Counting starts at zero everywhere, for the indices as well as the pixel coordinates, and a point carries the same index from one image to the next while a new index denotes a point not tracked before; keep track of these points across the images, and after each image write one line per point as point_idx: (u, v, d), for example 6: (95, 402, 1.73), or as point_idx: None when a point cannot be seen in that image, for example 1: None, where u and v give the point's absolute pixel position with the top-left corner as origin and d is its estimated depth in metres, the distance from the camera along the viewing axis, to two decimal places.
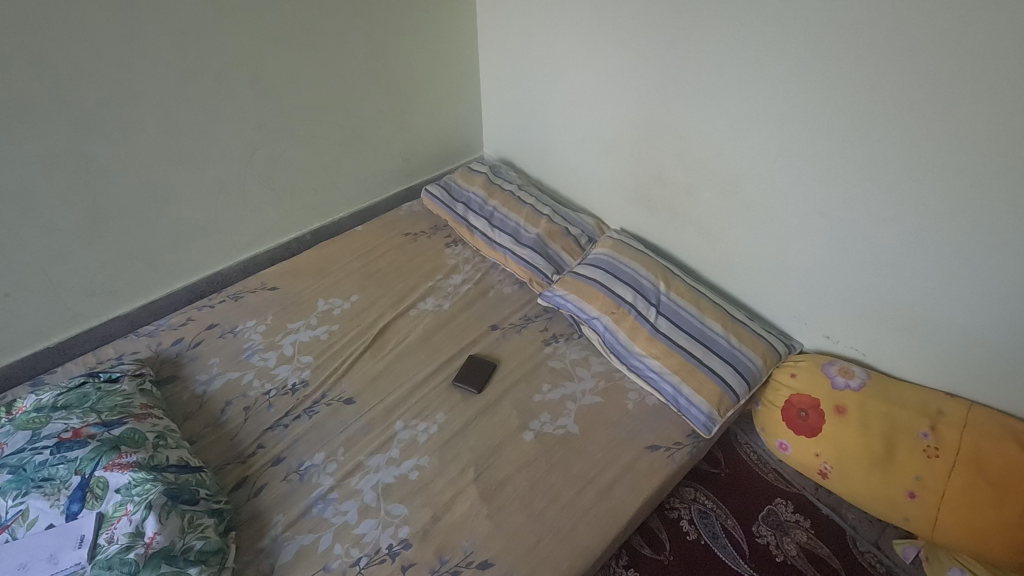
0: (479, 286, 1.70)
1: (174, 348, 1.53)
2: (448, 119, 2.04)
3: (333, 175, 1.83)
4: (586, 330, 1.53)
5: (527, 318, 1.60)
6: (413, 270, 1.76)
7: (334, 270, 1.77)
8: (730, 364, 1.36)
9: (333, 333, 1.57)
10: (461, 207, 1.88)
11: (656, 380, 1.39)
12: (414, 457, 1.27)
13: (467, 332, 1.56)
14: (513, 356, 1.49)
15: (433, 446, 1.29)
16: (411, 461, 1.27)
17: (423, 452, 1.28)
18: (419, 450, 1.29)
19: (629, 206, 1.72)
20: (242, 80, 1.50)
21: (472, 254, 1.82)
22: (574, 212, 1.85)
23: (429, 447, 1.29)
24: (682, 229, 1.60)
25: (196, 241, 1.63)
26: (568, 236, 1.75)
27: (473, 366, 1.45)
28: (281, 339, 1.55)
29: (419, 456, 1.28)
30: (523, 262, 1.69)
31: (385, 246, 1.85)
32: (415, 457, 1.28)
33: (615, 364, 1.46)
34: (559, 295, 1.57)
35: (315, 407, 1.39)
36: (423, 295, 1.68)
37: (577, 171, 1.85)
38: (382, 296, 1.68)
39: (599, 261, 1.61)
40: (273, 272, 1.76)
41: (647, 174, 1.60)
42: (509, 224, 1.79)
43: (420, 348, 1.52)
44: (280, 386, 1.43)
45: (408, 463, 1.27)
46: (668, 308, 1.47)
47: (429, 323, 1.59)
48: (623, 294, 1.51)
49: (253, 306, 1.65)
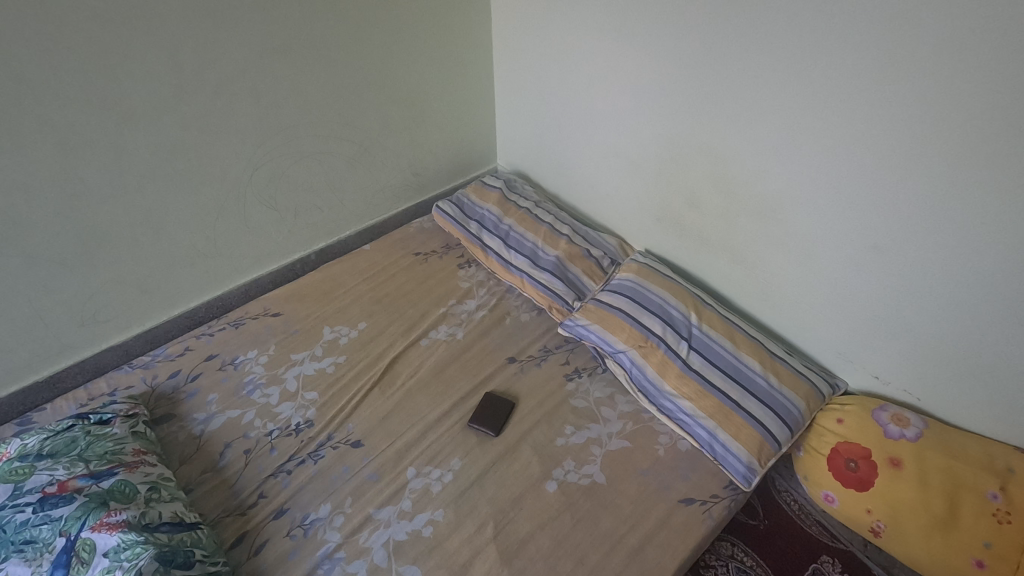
0: (495, 313, 1.59)
1: (171, 382, 1.43)
2: (461, 129, 1.92)
3: (339, 192, 1.72)
4: (610, 364, 1.42)
5: (546, 350, 1.49)
6: (424, 295, 1.66)
7: (340, 294, 1.66)
8: (770, 408, 1.25)
9: (339, 366, 1.47)
10: (475, 225, 1.78)
11: (689, 423, 1.28)
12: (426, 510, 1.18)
13: (483, 365, 1.45)
14: (533, 393, 1.39)
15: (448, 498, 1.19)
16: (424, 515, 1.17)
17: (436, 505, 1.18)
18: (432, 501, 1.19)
19: (655, 227, 1.61)
20: (241, 96, 1.39)
21: (487, 276, 1.71)
22: (595, 231, 1.74)
23: (443, 499, 1.19)
24: (713, 254, 1.49)
25: (194, 265, 1.53)
26: (590, 259, 1.64)
27: (491, 406, 1.34)
28: (284, 372, 1.45)
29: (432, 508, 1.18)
30: (541, 287, 1.58)
31: (394, 267, 1.75)
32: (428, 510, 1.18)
33: (643, 403, 1.35)
34: (581, 326, 1.46)
35: (320, 450, 1.29)
36: (435, 322, 1.57)
37: (597, 188, 1.73)
38: (391, 324, 1.57)
39: (624, 288, 1.50)
40: (275, 297, 1.66)
41: (675, 194, 1.49)
42: (526, 245, 1.68)
43: (433, 384, 1.42)
44: (283, 425, 1.34)
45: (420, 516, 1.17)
46: (700, 343, 1.36)
47: (442, 355, 1.48)
48: (651, 326, 1.40)
49: (255, 335, 1.55)
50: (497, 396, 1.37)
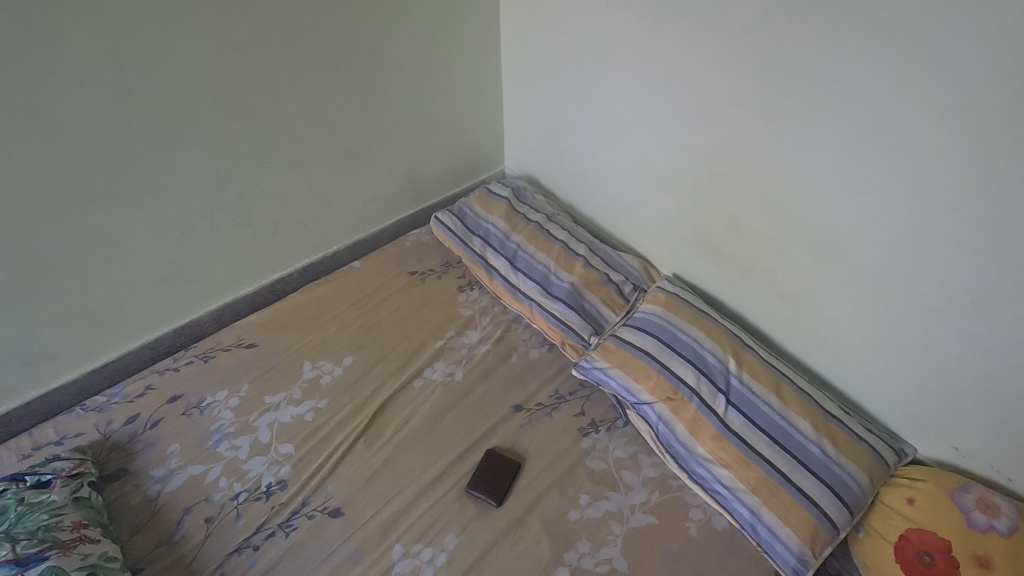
0: (499, 348, 1.39)
1: (127, 429, 1.25)
2: (465, 130, 1.70)
3: (324, 204, 1.51)
4: (632, 417, 1.22)
5: (558, 395, 1.29)
6: (419, 324, 1.46)
7: (324, 322, 1.47)
8: (826, 483, 1.05)
9: (320, 413, 1.28)
10: (478, 242, 1.57)
11: (728, 497, 1.08)
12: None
13: (485, 414, 1.25)
14: (543, 452, 1.19)
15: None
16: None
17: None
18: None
19: (686, 250, 1.40)
20: (204, 100, 1.18)
21: (491, 302, 1.51)
22: (616, 251, 1.53)
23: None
24: (755, 287, 1.28)
25: (156, 292, 1.33)
26: (609, 286, 1.43)
27: (493, 469, 1.15)
28: (257, 419, 1.27)
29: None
30: (554, 320, 1.38)
31: (386, 290, 1.55)
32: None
33: (671, 467, 1.15)
34: (599, 369, 1.26)
35: (293, 520, 1.11)
36: (432, 359, 1.37)
37: (619, 202, 1.52)
38: (381, 360, 1.38)
39: (649, 325, 1.29)
40: (251, 324, 1.47)
41: (713, 217, 1.28)
42: (536, 267, 1.47)
43: (427, 437, 1.22)
44: (252, 487, 1.16)
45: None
46: (740, 398, 1.15)
47: (439, 401, 1.28)
48: (681, 374, 1.20)
49: (227, 371, 1.36)
50: (500, 455, 1.17)
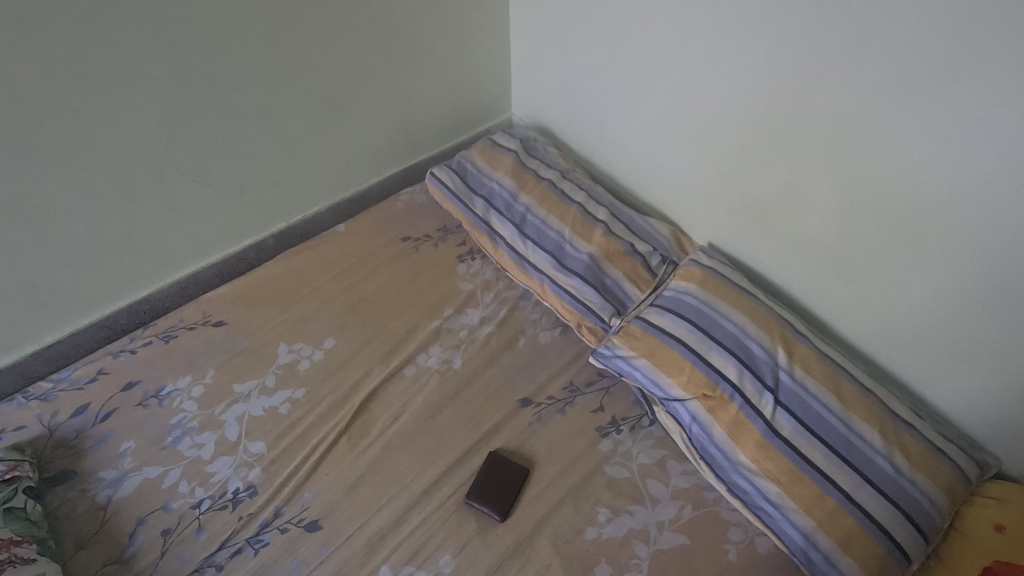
0: (505, 330, 1.20)
1: (75, 422, 1.08)
2: (466, 72, 1.46)
3: (301, 158, 1.30)
4: (661, 415, 1.05)
5: (573, 387, 1.11)
6: (412, 301, 1.27)
7: (304, 297, 1.28)
8: (898, 505, 0.87)
9: (297, 405, 1.11)
10: (481, 203, 1.36)
11: (775, 517, 0.91)
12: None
13: (487, 410, 1.08)
14: (555, 456, 1.02)
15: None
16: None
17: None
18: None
19: (727, 218, 1.19)
20: (138, 29, 0.96)
21: (495, 275, 1.31)
22: (642, 216, 1.31)
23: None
24: (811, 263, 1.08)
25: (103, 263, 1.14)
26: (634, 259, 1.22)
27: (497, 477, 0.98)
28: (224, 412, 1.10)
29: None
30: (569, 297, 1.18)
31: (374, 261, 1.35)
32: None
33: (707, 477, 0.98)
34: (622, 358, 1.08)
35: (264, 534, 0.95)
36: (426, 341, 1.19)
37: (647, 159, 1.30)
38: (368, 342, 1.20)
39: (682, 307, 1.10)
40: (219, 299, 1.28)
41: (766, 178, 1.07)
42: (548, 234, 1.26)
43: (420, 437, 1.05)
44: (216, 493, 1.00)
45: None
46: (792, 398, 0.97)
47: (434, 393, 1.11)
48: (722, 367, 1.01)
49: (191, 355, 1.18)
50: (506, 459, 1.00)
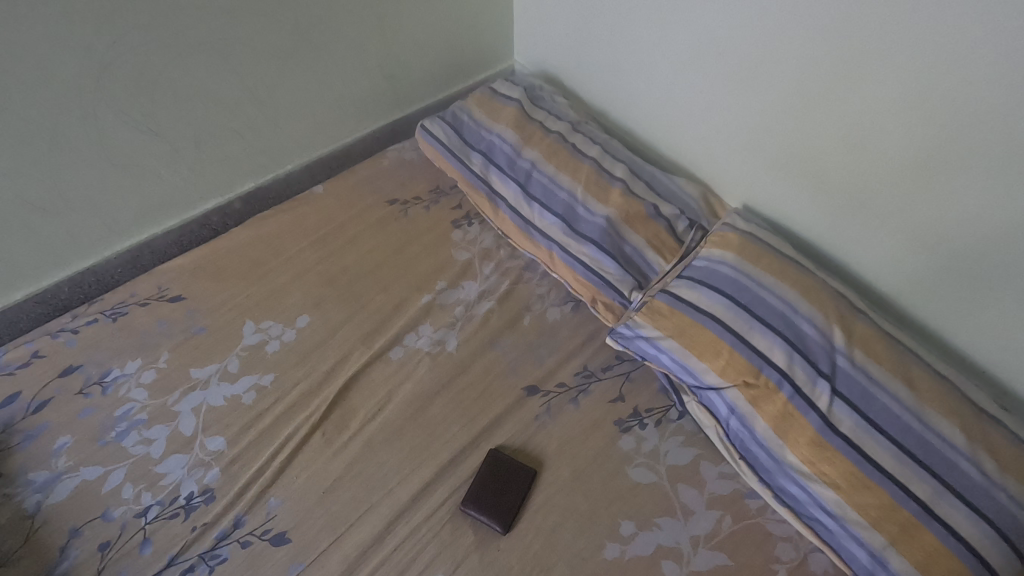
0: (507, 306, 1.03)
1: (3, 415, 0.92)
2: (460, 8, 1.26)
3: (269, 105, 1.12)
4: (692, 406, 0.89)
5: (588, 372, 0.94)
6: (399, 273, 1.10)
7: (275, 269, 1.11)
8: (990, 520, 0.70)
9: (264, 394, 0.94)
10: (479, 160, 1.18)
11: (834, 531, 0.76)
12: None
13: (486, 400, 0.92)
14: (567, 455, 0.86)
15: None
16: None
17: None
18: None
19: (769, 174, 1.01)
20: None
21: (495, 242, 1.14)
22: (666, 173, 1.13)
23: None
24: (872, 227, 0.90)
25: (32, 228, 0.97)
26: (657, 223, 1.05)
27: (499, 481, 0.83)
28: (177, 402, 0.94)
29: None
30: (582, 268, 1.01)
31: (357, 227, 1.18)
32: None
33: (748, 480, 0.83)
34: (645, 340, 0.92)
35: (221, 549, 0.80)
36: (416, 319, 1.02)
37: (672, 107, 1.12)
38: (348, 320, 1.03)
39: (716, 278, 0.93)
40: (176, 271, 1.11)
41: (822, 124, 0.89)
42: (557, 195, 1.09)
43: (408, 431, 0.90)
44: (166, 499, 0.84)
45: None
46: (853, 388, 0.80)
47: (424, 379, 0.94)
48: (767, 350, 0.84)
49: (142, 334, 1.01)
50: (509, 459, 0.84)
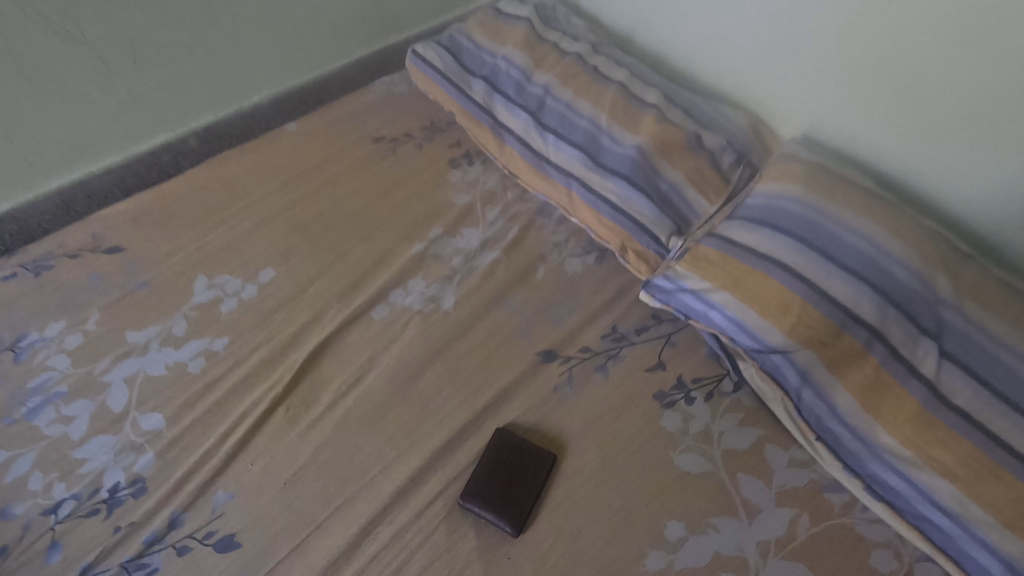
0: (516, 257, 0.84)
1: None
2: None
3: (227, 15, 0.92)
4: (751, 374, 0.70)
5: (619, 335, 0.76)
6: (385, 219, 0.91)
7: (236, 215, 0.92)
8: None
9: (215, 361, 0.76)
10: (480, 88, 0.98)
11: (951, 534, 0.57)
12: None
13: (492, 369, 0.73)
14: (596, 437, 0.68)
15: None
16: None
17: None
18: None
19: (839, 89, 0.81)
20: None
21: (500, 184, 0.95)
22: (706, 100, 0.94)
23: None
24: (985, 145, 0.71)
25: None
26: (698, 156, 0.86)
27: (510, 470, 0.64)
28: (107, 371, 0.75)
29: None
30: (609, 210, 0.82)
31: (335, 168, 0.99)
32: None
33: (829, 467, 0.65)
34: (691, 293, 0.73)
35: (150, 556, 0.62)
36: (405, 272, 0.83)
37: (714, 18, 0.91)
38: (322, 273, 0.84)
39: (780, 216, 0.74)
40: (116, 218, 0.92)
41: (924, 11, 0.69)
42: (576, 123, 0.89)
43: (394, 407, 0.71)
44: (84, 492, 0.66)
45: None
46: (968, 347, 0.63)
47: (415, 343, 0.76)
48: (853, 302, 0.66)
49: (69, 291, 0.83)
50: (522, 442, 0.66)
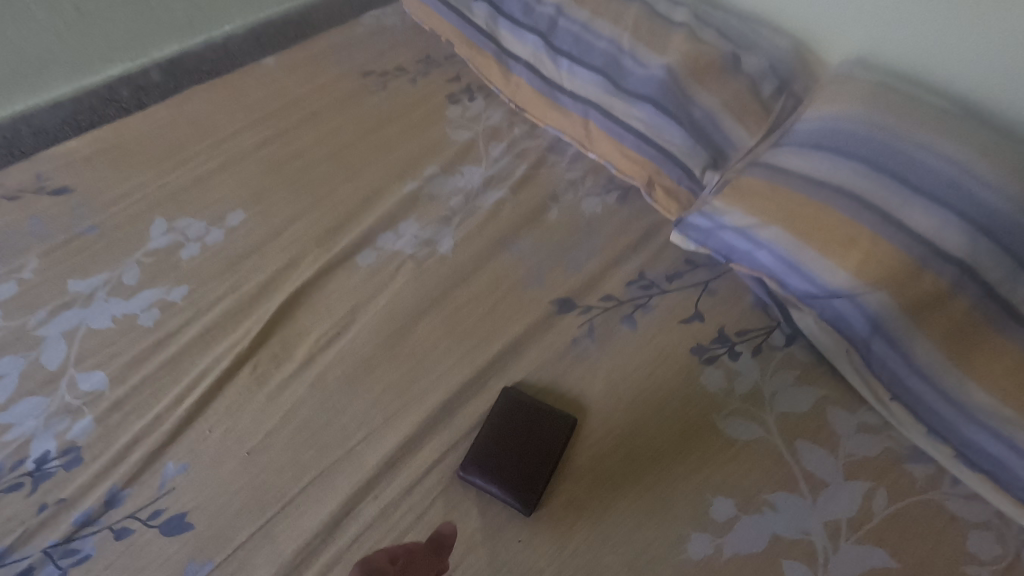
0: (525, 196, 0.73)
1: None
2: None
3: None
4: (808, 326, 0.58)
5: (647, 282, 0.65)
6: (373, 157, 0.79)
7: (202, 153, 0.80)
8: None
9: (171, 313, 0.64)
10: (481, 10, 0.84)
11: None
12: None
13: (498, 320, 0.62)
14: (623, 400, 0.57)
15: (448, 537, 0.48)
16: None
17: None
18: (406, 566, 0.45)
19: None
20: None
21: (505, 121, 0.83)
22: (743, 22, 0.79)
23: (427, 545, 0.48)
24: None
25: None
26: (737, 80, 0.70)
27: (519, 440, 0.53)
28: (43, 325, 0.64)
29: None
30: (634, 140, 0.71)
31: (317, 104, 0.86)
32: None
33: (907, 432, 0.53)
34: (733, 232, 0.62)
35: (82, 541, 0.51)
36: (395, 213, 0.72)
37: None
38: (299, 216, 0.73)
39: (839, 137, 0.61)
40: (64, 157, 0.80)
41: None
42: (593, 45, 0.76)
43: (381, 364, 0.60)
44: (7, 464, 0.54)
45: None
46: None
47: (407, 292, 0.64)
48: (935, 233, 0.53)
49: (4, 235, 0.71)
50: (535, 406, 0.55)
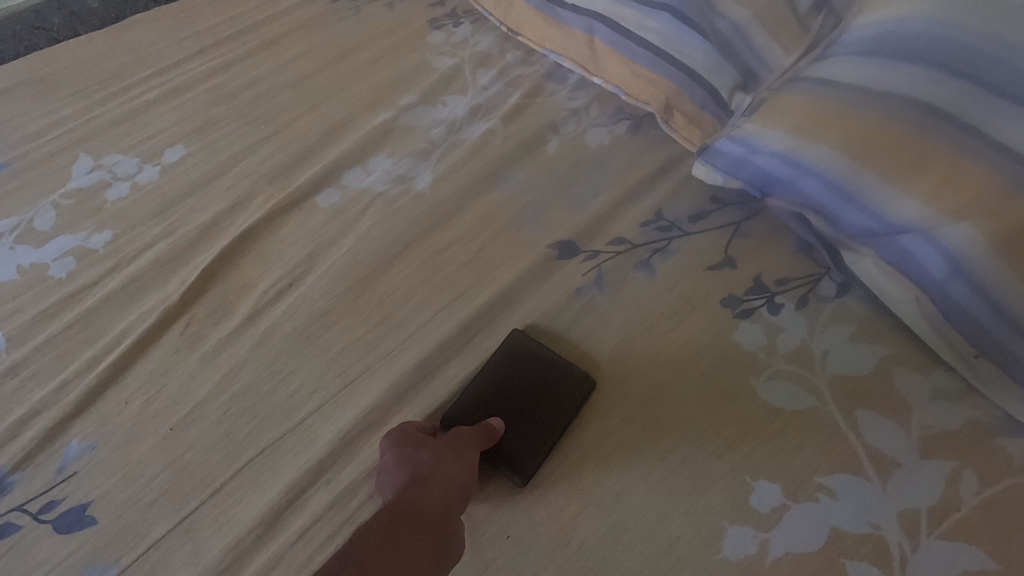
0: (517, 127, 0.61)
1: None
2: None
3: None
4: (866, 269, 0.47)
5: (666, 224, 0.54)
6: (340, 87, 0.67)
7: (139, 84, 0.68)
8: None
9: (88, 263, 0.53)
10: None
11: None
12: (444, 473, 0.38)
13: (484, 267, 0.51)
14: (638, 362, 0.46)
15: (497, 432, 0.41)
16: (439, 499, 0.37)
17: (466, 475, 0.38)
18: (457, 437, 0.40)
19: None
20: None
21: (497, 47, 0.71)
22: None
23: (475, 429, 0.41)
24: None
25: None
26: None
27: (517, 412, 0.43)
28: None
29: (460, 475, 0.38)
30: (648, 59, 0.60)
31: (278, 29, 0.74)
32: (452, 473, 0.38)
33: (997, 396, 0.42)
34: (768, 157, 0.50)
35: None
36: (363, 147, 0.60)
37: None
38: (250, 152, 0.61)
39: (887, 38, 0.44)
40: None
41: None
42: None
43: (341, 321, 0.49)
44: None
45: (433, 480, 0.37)
46: None
47: (374, 236, 0.53)
48: None
49: None
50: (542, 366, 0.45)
